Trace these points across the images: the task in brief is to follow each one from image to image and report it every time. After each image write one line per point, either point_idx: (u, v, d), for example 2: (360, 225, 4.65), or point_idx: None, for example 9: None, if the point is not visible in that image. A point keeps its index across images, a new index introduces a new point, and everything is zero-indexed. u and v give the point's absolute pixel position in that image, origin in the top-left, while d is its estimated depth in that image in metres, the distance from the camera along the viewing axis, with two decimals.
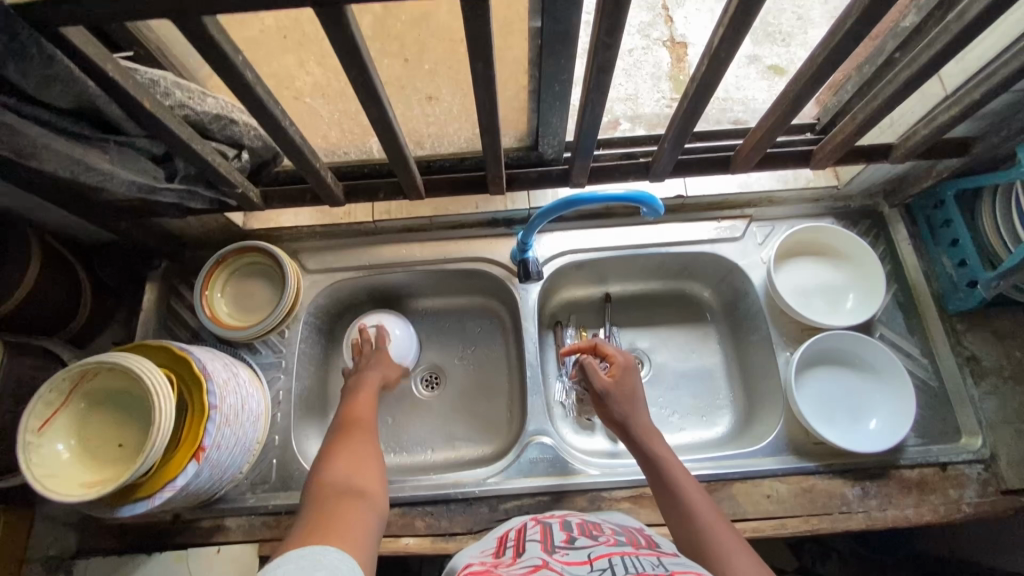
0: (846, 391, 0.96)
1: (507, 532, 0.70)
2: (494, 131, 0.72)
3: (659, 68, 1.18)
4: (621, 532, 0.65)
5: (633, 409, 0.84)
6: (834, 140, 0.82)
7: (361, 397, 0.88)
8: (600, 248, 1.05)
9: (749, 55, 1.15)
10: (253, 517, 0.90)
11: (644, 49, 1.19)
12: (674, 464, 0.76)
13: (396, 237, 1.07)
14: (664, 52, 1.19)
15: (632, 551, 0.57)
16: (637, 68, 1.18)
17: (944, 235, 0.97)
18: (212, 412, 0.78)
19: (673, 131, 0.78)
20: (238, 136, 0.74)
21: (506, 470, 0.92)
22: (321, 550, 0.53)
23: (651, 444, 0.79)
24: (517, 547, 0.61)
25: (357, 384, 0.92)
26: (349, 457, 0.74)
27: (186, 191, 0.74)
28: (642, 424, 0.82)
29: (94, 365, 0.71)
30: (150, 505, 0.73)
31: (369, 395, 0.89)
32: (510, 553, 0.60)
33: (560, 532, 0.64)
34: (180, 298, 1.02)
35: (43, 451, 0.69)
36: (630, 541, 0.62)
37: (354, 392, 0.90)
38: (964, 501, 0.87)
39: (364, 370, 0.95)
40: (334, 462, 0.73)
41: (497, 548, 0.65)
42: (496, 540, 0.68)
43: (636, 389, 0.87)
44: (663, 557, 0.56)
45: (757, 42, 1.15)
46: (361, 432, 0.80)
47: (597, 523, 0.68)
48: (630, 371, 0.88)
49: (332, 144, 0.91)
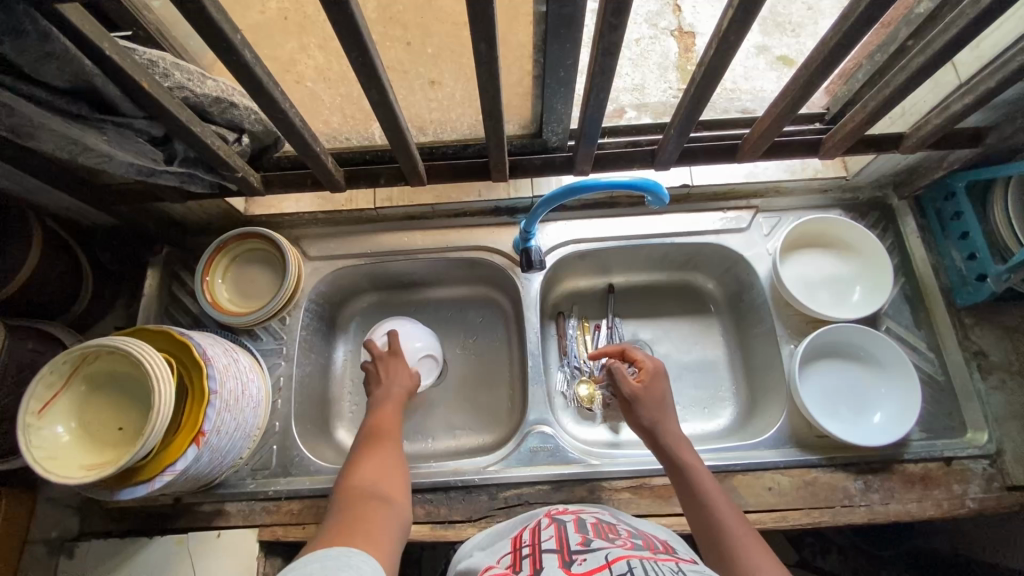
0: (852, 385, 0.95)
1: (520, 532, 0.71)
2: (497, 116, 0.71)
3: (666, 58, 1.16)
4: (637, 534, 0.65)
5: (663, 415, 0.82)
6: (844, 130, 0.80)
7: (386, 408, 0.86)
8: (604, 238, 1.04)
9: (759, 45, 1.13)
10: (253, 503, 0.90)
11: (652, 39, 1.17)
12: (701, 468, 0.75)
13: (398, 225, 1.06)
14: (672, 43, 1.17)
15: (651, 556, 0.57)
16: (644, 57, 1.16)
17: (954, 227, 0.95)
18: (212, 397, 0.77)
19: (681, 117, 0.76)
20: (238, 120, 0.73)
21: (507, 459, 0.91)
22: (348, 551, 0.54)
23: (677, 448, 0.78)
24: (533, 560, 0.59)
25: (379, 390, 0.91)
26: (372, 464, 0.74)
27: (185, 174, 0.73)
28: (671, 431, 0.80)
29: (94, 349, 0.71)
30: (150, 489, 0.73)
31: (394, 401, 0.89)
32: (526, 568, 0.58)
33: (576, 535, 0.63)
34: (181, 284, 1.02)
35: (43, 433, 0.69)
36: (647, 545, 0.62)
37: (377, 399, 0.89)
38: (968, 496, 0.86)
39: (381, 376, 0.93)
40: (357, 469, 0.73)
41: (512, 557, 0.63)
42: (509, 546, 0.67)
43: (664, 395, 0.84)
44: (682, 563, 0.56)
45: (767, 32, 1.13)
46: (387, 442, 0.79)
47: (613, 524, 0.69)
48: (659, 377, 0.86)
49: (335, 129, 0.90)
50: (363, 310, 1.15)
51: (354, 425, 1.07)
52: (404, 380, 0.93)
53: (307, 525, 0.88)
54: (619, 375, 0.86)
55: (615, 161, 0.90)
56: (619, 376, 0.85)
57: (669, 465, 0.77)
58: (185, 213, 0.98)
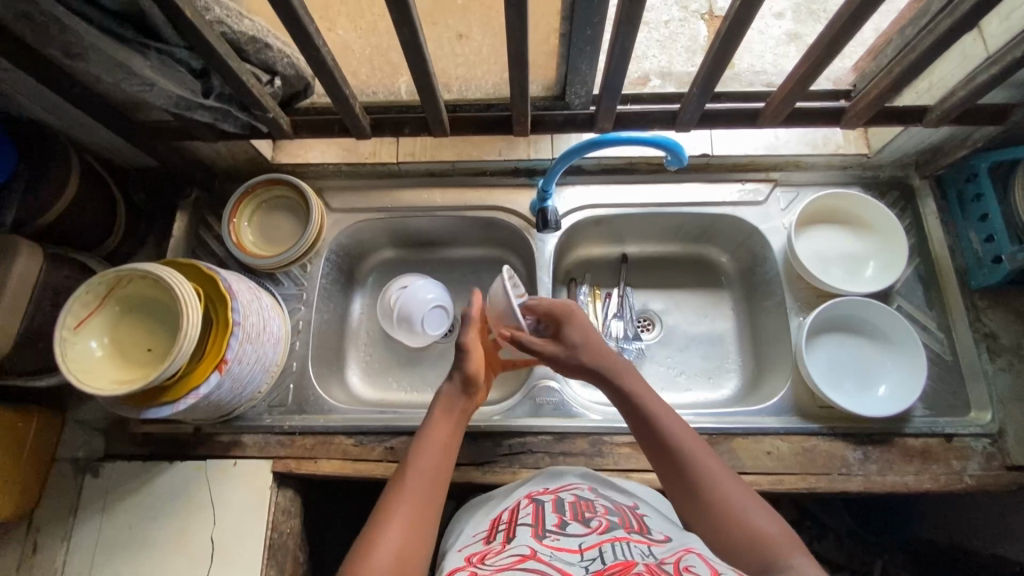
0: (857, 359, 0.96)
1: (502, 511, 0.74)
2: (523, 65, 0.73)
3: (694, 41, 1.15)
4: (613, 512, 0.67)
5: (590, 352, 0.81)
6: (867, 98, 0.81)
7: (427, 448, 0.72)
8: (621, 204, 1.05)
9: (790, 33, 1.11)
10: (269, 436, 0.94)
11: (681, 22, 1.17)
12: (680, 426, 0.73)
13: (419, 181, 1.09)
14: (701, 26, 1.16)
15: (624, 537, 0.60)
16: (672, 40, 1.15)
17: (974, 209, 0.95)
18: (235, 327, 0.81)
19: (702, 75, 0.78)
20: (271, 62, 0.75)
21: (512, 410, 0.95)
22: None
23: (653, 416, 0.74)
24: (508, 532, 0.65)
25: (427, 433, 0.74)
26: (395, 551, 0.61)
27: (221, 111, 0.76)
28: (606, 363, 0.80)
29: (129, 272, 0.75)
30: (174, 410, 0.77)
31: (447, 451, 0.73)
32: (500, 540, 0.64)
33: (552, 515, 0.66)
34: (207, 227, 1.05)
35: (77, 346, 0.73)
36: (621, 522, 0.64)
37: (420, 446, 0.73)
38: (966, 473, 0.87)
39: (431, 423, 0.76)
40: (373, 560, 0.60)
41: (489, 530, 0.68)
42: (489, 522, 0.72)
43: (585, 330, 0.83)
44: (653, 545, 0.60)
45: (798, 20, 1.11)
46: (418, 498, 0.68)
47: (590, 500, 0.70)
48: (572, 316, 0.83)
49: (362, 81, 0.92)
50: (380, 266, 1.18)
51: (367, 374, 1.10)
52: (460, 407, 0.78)
53: (319, 460, 0.92)
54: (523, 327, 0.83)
55: (636, 122, 0.90)
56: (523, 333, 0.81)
57: (645, 432, 0.74)
58: (214, 157, 1.01)
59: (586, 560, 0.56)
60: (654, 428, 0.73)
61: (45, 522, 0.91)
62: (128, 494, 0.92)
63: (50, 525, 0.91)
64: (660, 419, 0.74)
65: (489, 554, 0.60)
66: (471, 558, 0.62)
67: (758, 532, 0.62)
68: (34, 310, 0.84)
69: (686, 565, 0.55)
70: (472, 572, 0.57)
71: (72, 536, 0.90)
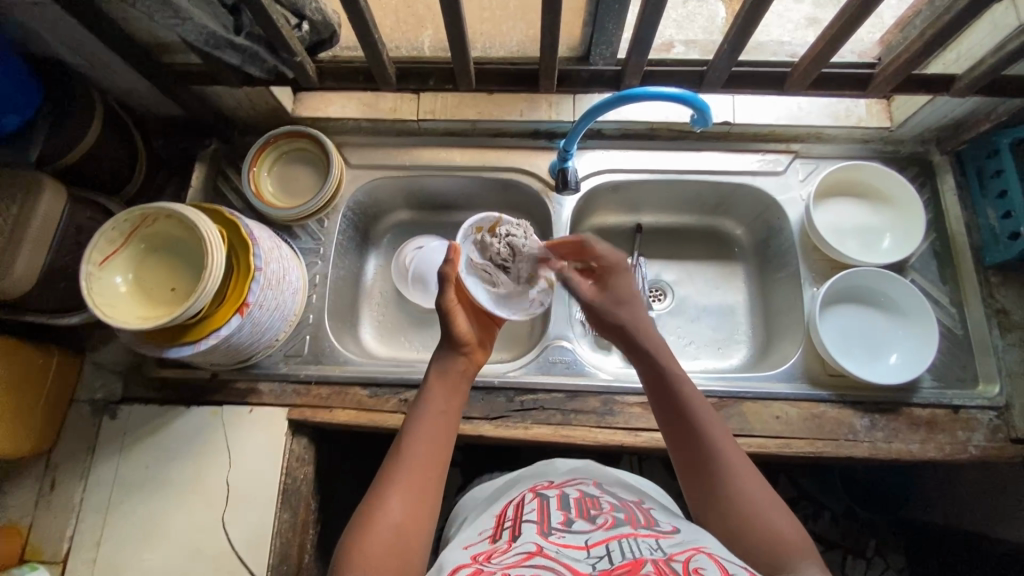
0: (868, 329, 0.97)
1: (506, 505, 0.70)
2: (555, 17, 0.72)
3: (713, 22, 1.08)
4: (620, 509, 0.65)
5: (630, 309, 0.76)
6: (898, 62, 0.81)
7: (432, 419, 0.67)
8: (639, 170, 1.05)
9: (810, 17, 1.03)
10: (285, 384, 0.96)
11: (699, 2, 1.09)
12: (716, 425, 0.65)
13: (437, 140, 1.08)
14: (720, 7, 1.09)
15: (631, 534, 0.58)
16: (690, 20, 1.08)
17: (992, 185, 0.96)
18: (257, 273, 0.82)
19: (735, 29, 0.77)
20: (300, 5, 0.73)
21: (527, 367, 0.96)
22: None
23: (686, 403, 0.66)
24: (513, 528, 0.61)
25: (424, 401, 0.69)
26: (398, 523, 0.58)
27: (250, 51, 0.76)
28: (641, 326, 0.74)
29: (154, 211, 0.76)
30: (195, 350, 0.78)
31: (448, 417, 0.69)
32: (506, 537, 0.60)
33: (557, 512, 0.63)
34: (226, 179, 1.05)
35: (103, 282, 0.75)
36: (628, 520, 0.62)
37: (416, 421, 0.67)
38: (971, 443, 0.89)
39: (433, 386, 0.71)
40: (381, 522, 0.58)
41: (495, 524, 0.65)
42: (493, 518, 0.68)
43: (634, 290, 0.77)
44: (662, 539, 0.57)
45: (820, 4, 1.04)
46: (427, 464, 0.63)
47: (596, 498, 0.67)
48: (612, 276, 0.77)
49: (386, 33, 0.91)
50: (396, 227, 1.18)
51: (380, 332, 1.11)
52: (456, 369, 0.73)
53: (334, 409, 0.94)
54: (485, 272, 0.82)
55: (663, 81, 0.90)
56: (478, 281, 0.81)
57: (672, 417, 0.67)
58: (236, 107, 1.02)
59: (592, 556, 0.53)
60: (683, 414, 0.66)
61: (62, 460, 0.93)
62: (145, 436, 0.93)
63: (68, 462, 0.92)
64: (693, 408, 0.67)
65: (493, 552, 0.57)
66: (476, 555, 0.58)
67: (776, 538, 0.57)
68: (57, 249, 0.84)
69: (696, 565, 0.50)
70: (477, 569, 0.54)
71: (89, 474, 0.92)
